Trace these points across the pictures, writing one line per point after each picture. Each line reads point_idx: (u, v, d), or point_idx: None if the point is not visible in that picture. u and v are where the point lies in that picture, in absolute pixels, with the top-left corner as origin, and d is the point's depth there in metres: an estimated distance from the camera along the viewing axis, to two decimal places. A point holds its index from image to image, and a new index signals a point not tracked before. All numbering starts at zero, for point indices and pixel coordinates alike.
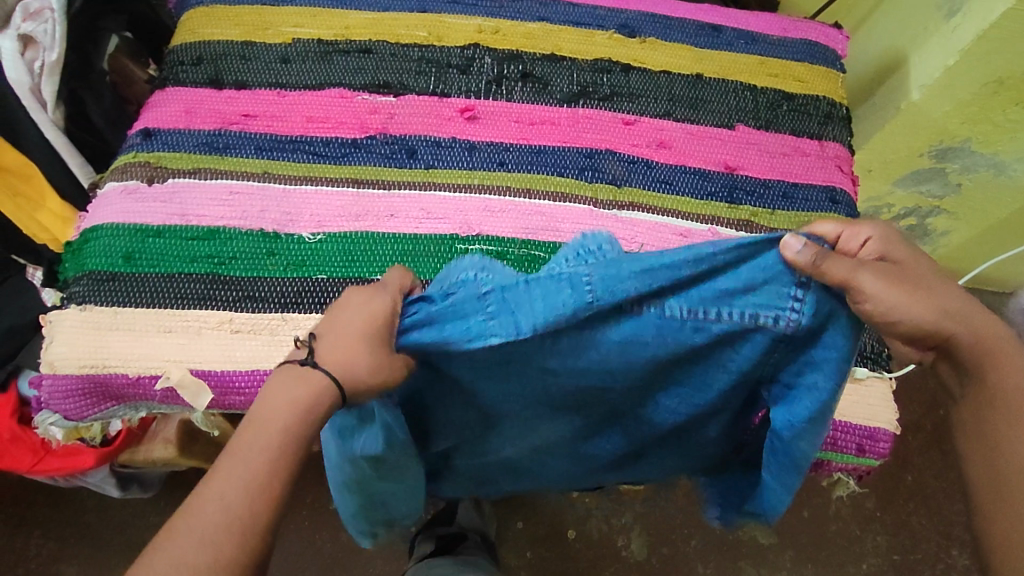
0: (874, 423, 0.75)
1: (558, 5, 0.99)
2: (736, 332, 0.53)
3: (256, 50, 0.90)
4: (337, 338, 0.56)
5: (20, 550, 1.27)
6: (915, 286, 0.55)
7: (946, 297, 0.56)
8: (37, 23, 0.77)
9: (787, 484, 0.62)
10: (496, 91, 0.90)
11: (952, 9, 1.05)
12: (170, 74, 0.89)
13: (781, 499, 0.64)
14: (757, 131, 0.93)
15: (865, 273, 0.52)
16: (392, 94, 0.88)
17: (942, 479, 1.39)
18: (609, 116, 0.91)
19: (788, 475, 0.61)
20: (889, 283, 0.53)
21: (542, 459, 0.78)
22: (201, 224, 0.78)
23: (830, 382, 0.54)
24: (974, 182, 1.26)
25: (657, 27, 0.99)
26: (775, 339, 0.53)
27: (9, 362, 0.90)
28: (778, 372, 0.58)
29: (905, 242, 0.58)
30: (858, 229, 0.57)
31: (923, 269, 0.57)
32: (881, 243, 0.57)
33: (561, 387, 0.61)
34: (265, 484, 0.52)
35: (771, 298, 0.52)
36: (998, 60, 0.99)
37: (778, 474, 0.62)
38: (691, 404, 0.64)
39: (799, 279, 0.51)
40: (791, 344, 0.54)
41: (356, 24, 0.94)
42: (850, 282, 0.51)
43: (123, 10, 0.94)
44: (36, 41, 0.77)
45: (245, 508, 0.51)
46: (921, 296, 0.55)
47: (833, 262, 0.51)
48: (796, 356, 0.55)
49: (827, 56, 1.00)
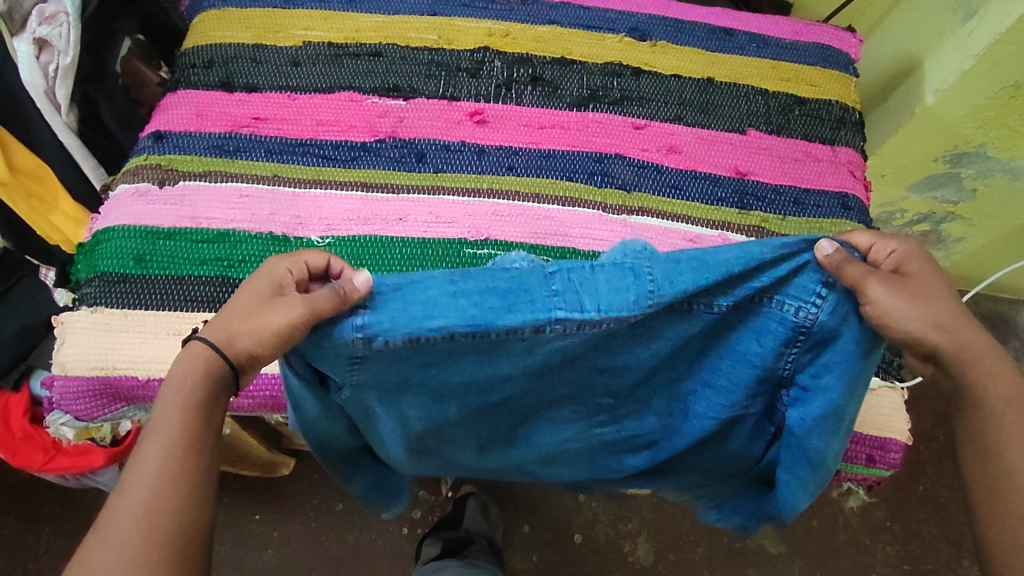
0: (885, 433, 0.74)
1: (569, 8, 0.99)
2: (769, 321, 0.55)
3: (267, 53, 0.91)
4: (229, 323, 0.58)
5: (30, 545, 1.28)
6: (913, 296, 0.55)
7: (937, 310, 0.56)
8: (52, 27, 0.77)
9: (802, 482, 0.63)
10: (506, 95, 0.90)
11: (968, 11, 1.03)
12: (182, 76, 0.89)
13: (797, 498, 0.65)
14: (769, 135, 0.92)
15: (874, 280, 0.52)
16: (402, 97, 0.88)
17: (955, 489, 1.38)
18: (619, 120, 0.90)
19: (808, 476, 0.62)
20: (896, 293, 0.53)
21: (555, 468, 0.77)
22: (211, 227, 0.79)
23: (841, 384, 0.56)
24: (989, 188, 1.24)
25: (668, 31, 0.99)
26: (795, 330, 0.55)
27: (22, 362, 0.92)
28: (798, 371, 0.59)
29: (924, 259, 0.58)
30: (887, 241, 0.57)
31: (932, 283, 0.57)
32: (902, 257, 0.57)
33: (601, 380, 0.62)
34: (165, 463, 0.57)
35: (797, 293, 0.54)
36: (1015, 64, 0.98)
37: (794, 472, 0.63)
38: (707, 416, 0.64)
39: (827, 279, 0.53)
40: (811, 342, 0.56)
41: (366, 27, 0.94)
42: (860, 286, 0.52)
43: (137, 12, 0.94)
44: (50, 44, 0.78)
45: (152, 489, 0.56)
46: (917, 307, 0.55)
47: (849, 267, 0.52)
48: (816, 356, 0.57)
49: (840, 60, 1.00)
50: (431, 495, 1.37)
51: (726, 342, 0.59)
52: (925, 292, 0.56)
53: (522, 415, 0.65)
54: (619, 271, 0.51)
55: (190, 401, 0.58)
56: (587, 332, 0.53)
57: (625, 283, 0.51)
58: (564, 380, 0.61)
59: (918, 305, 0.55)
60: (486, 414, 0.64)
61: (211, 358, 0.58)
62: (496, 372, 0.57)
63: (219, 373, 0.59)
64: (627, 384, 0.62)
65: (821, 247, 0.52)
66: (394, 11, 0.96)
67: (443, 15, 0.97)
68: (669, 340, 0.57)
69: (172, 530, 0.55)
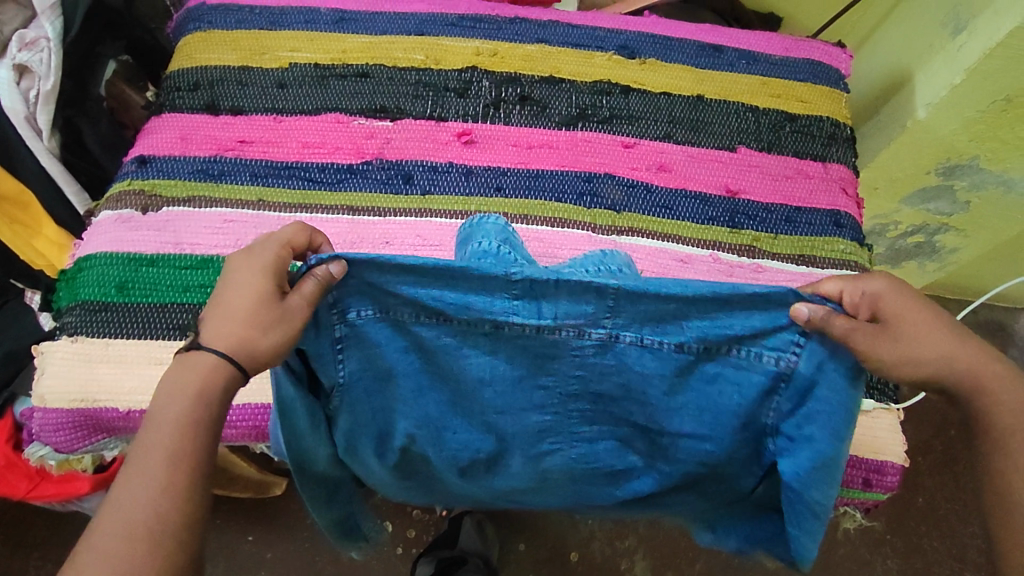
0: (880, 456, 0.73)
1: (557, 26, 0.99)
2: (747, 363, 0.55)
3: (253, 75, 0.90)
4: (223, 315, 0.56)
5: (17, 571, 1.26)
6: (896, 339, 0.55)
7: (928, 344, 0.57)
8: (33, 53, 0.77)
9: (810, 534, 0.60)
10: (494, 115, 0.89)
11: (958, 26, 1.03)
12: (166, 100, 0.89)
13: (804, 549, 0.62)
14: (759, 153, 0.92)
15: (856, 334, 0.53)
16: (388, 118, 0.88)
17: (955, 501, 1.36)
18: (608, 139, 0.90)
19: (819, 529, 0.60)
20: (875, 339, 0.54)
21: (541, 503, 0.75)
22: (195, 253, 0.77)
23: (830, 437, 0.55)
24: (983, 200, 1.24)
25: (657, 48, 0.98)
26: (776, 377, 0.56)
27: (4, 388, 0.86)
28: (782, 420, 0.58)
29: (912, 296, 0.58)
30: (861, 283, 0.58)
31: (917, 317, 0.57)
32: (881, 297, 0.57)
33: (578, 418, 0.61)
34: (170, 483, 0.51)
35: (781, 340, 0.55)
36: (1005, 78, 0.98)
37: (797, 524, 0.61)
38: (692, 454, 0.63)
39: (802, 328, 0.54)
40: (792, 388, 0.56)
41: (353, 48, 0.94)
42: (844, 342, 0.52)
43: (122, 35, 0.93)
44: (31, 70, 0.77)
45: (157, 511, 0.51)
46: (902, 347, 0.56)
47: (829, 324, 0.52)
48: (800, 404, 0.56)
49: (830, 75, 0.99)
50: (425, 513, 1.35)
51: (712, 389, 0.58)
52: (916, 328, 0.57)
53: (496, 441, 0.65)
54: (585, 286, 0.51)
55: (199, 417, 0.54)
56: (546, 339, 0.55)
57: (589, 296, 0.52)
58: (537, 405, 0.61)
59: (908, 346, 0.56)
60: (462, 437, 0.64)
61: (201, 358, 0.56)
62: (463, 376, 0.59)
63: (221, 382, 0.56)
64: (601, 412, 0.61)
65: (799, 311, 0.52)
66: (381, 32, 0.96)
67: (431, 35, 0.96)
68: (633, 363, 0.56)
69: (175, 551, 0.51)
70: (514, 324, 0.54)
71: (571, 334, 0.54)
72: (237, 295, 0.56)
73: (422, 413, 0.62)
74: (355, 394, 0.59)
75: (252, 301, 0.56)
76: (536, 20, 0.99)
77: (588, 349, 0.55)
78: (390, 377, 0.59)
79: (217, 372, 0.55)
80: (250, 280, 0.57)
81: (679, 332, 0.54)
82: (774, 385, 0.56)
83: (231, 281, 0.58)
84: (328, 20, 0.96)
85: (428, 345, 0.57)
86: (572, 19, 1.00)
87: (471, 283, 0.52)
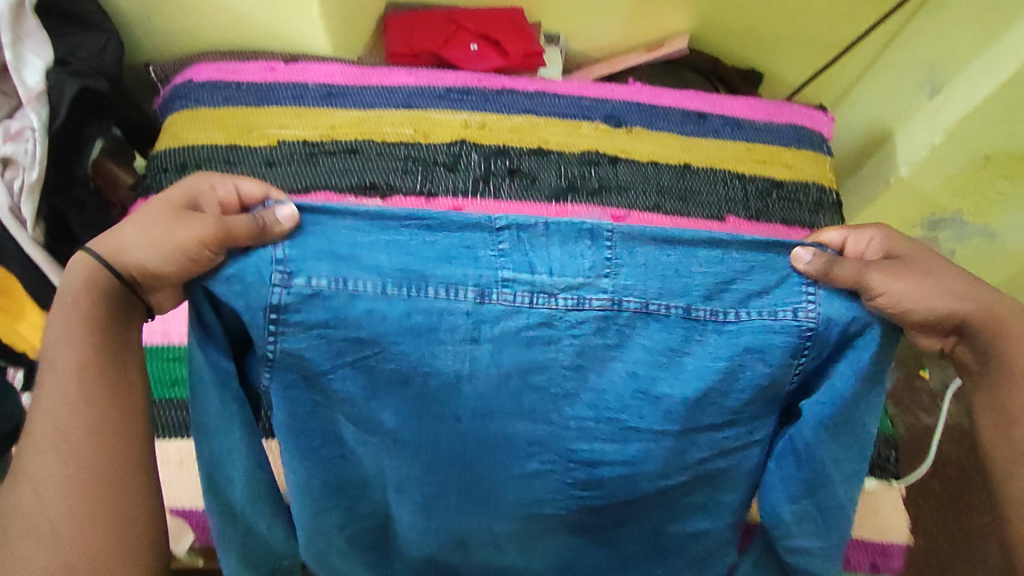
0: (885, 538, 0.77)
1: (544, 97, 1.00)
2: (754, 330, 0.56)
3: (242, 153, 0.90)
4: (125, 241, 0.58)
5: None
6: (925, 272, 0.59)
7: (951, 282, 0.60)
8: (18, 145, 0.77)
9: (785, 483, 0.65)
10: (484, 189, 0.90)
11: (933, 88, 1.06)
12: (155, 181, 0.88)
13: (779, 497, 0.66)
14: (747, 221, 0.93)
15: (873, 273, 0.57)
16: (378, 195, 0.88)
17: (956, 545, 1.31)
18: (599, 211, 0.90)
19: (796, 475, 0.64)
20: (902, 278, 0.57)
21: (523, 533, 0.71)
22: None
23: (766, 317, 0.56)
24: (967, 250, 1.26)
25: (643, 116, 1.00)
26: (731, 275, 0.56)
27: None
28: (699, 359, 0.57)
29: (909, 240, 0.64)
30: (861, 233, 0.64)
31: (930, 260, 0.61)
32: (886, 242, 0.63)
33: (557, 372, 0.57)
34: (76, 408, 0.57)
35: (784, 298, 0.56)
36: (984, 139, 1.00)
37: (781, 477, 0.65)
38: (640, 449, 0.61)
39: (810, 285, 0.57)
40: (733, 290, 0.56)
41: (342, 124, 0.94)
42: (860, 282, 0.57)
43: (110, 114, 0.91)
44: (15, 162, 0.77)
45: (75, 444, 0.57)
46: (931, 279, 0.59)
47: (841, 267, 0.56)
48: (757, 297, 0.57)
49: (813, 140, 1.01)
50: None
51: (628, 338, 0.57)
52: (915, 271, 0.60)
53: (468, 456, 0.62)
54: (577, 230, 0.56)
55: (72, 310, 0.58)
56: (539, 303, 0.55)
57: (579, 246, 0.56)
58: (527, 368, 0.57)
59: (918, 289, 0.58)
60: (426, 442, 0.62)
61: (96, 272, 0.58)
62: (423, 327, 0.54)
63: (109, 287, 0.59)
64: (586, 402, 0.59)
65: (798, 254, 0.57)
66: (370, 107, 0.97)
67: (420, 109, 0.97)
68: (622, 334, 0.57)
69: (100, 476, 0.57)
70: (508, 282, 0.55)
71: (568, 302, 0.55)
72: (148, 231, 0.58)
73: (389, 409, 0.60)
74: (301, 382, 0.58)
75: (150, 240, 0.57)
76: (523, 91, 1.01)
77: (586, 309, 0.55)
78: (361, 365, 0.56)
79: (100, 280, 0.58)
80: (138, 221, 0.59)
81: (686, 290, 0.56)
82: (796, 330, 0.56)
83: (145, 219, 0.59)
84: (318, 96, 0.97)
85: (380, 315, 0.54)
86: (559, 89, 1.01)
87: (450, 232, 0.55)
